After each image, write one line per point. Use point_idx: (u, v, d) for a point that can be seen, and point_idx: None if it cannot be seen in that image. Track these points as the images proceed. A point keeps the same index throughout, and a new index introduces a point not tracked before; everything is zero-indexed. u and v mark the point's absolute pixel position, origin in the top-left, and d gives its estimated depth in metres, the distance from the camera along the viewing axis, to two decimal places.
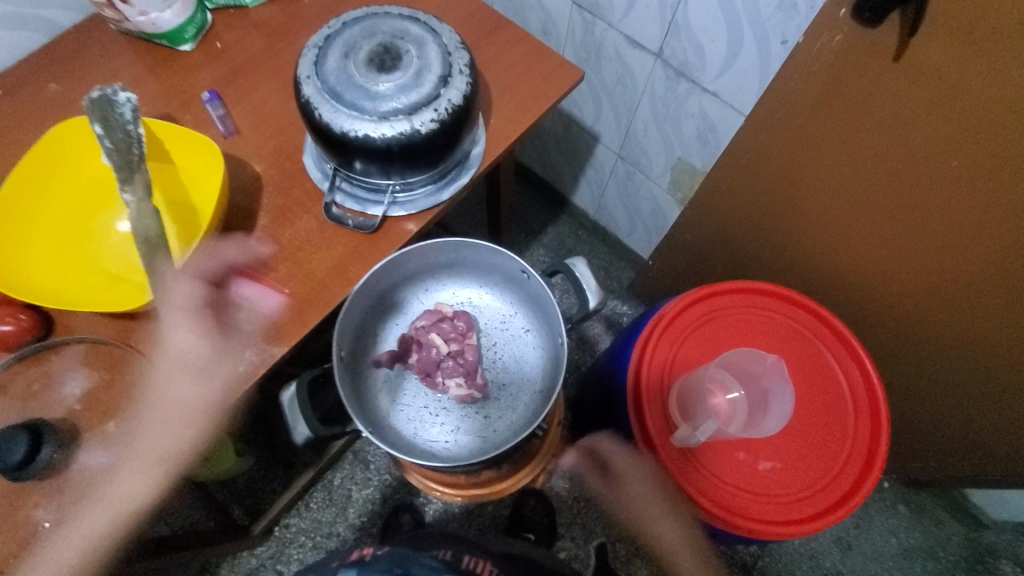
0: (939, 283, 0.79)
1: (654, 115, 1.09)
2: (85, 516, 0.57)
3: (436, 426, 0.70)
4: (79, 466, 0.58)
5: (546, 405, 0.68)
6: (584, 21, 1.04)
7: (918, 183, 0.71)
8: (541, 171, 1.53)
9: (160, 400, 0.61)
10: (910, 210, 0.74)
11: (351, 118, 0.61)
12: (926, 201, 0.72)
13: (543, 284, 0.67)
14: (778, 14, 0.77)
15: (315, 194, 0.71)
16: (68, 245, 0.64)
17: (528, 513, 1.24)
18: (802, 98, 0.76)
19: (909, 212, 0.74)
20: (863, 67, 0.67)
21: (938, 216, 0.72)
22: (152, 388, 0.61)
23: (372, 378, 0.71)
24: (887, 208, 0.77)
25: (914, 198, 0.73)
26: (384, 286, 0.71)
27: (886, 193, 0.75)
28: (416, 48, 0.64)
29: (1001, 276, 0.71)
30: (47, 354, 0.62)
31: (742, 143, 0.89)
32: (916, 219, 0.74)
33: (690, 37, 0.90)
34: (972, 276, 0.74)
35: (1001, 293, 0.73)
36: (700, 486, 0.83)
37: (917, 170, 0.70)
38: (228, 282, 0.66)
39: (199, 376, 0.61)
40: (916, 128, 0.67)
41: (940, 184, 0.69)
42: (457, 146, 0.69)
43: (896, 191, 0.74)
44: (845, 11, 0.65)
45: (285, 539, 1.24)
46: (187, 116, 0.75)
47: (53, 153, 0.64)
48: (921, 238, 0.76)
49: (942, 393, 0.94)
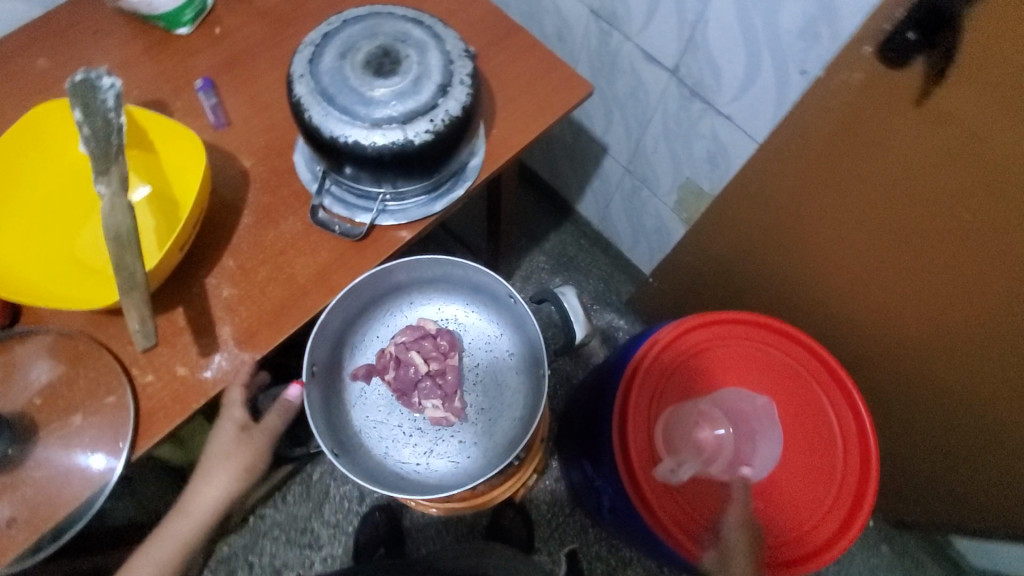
0: (943, 337, 0.76)
1: (665, 132, 1.06)
2: (38, 514, 0.56)
3: (409, 447, 0.68)
4: (35, 463, 0.57)
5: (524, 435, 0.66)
6: (600, 30, 1.01)
7: (928, 234, 0.68)
8: (547, 177, 1.49)
9: (221, 465, 0.61)
10: (919, 260, 0.71)
11: (343, 123, 0.58)
12: (936, 252, 0.68)
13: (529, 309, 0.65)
14: (799, 43, 0.74)
15: (304, 195, 0.68)
16: (42, 232, 0.62)
17: (507, 525, 1.22)
18: (817, 132, 0.73)
19: (916, 263, 0.72)
20: (882, 109, 0.64)
21: (945, 269, 0.69)
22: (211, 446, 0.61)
23: (347, 391, 0.69)
24: (893, 256, 0.74)
25: (920, 248, 0.70)
26: (366, 298, 0.68)
27: (894, 241, 0.72)
28: (417, 53, 0.61)
29: (1007, 337, 0.69)
30: (13, 342, 0.60)
31: (752, 172, 0.86)
32: (922, 269, 0.71)
33: (708, 58, 0.87)
34: (975, 332, 0.71)
35: (1007, 354, 0.70)
36: (680, 523, 0.80)
37: (928, 220, 0.67)
38: (205, 281, 0.64)
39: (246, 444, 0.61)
40: (930, 178, 0.64)
41: (951, 237, 0.66)
42: (454, 157, 0.66)
43: (903, 240, 0.71)
44: (868, 49, 0.62)
45: (259, 531, 1.23)
46: (178, 103, 0.72)
47: (31, 137, 0.62)
48: (926, 289, 0.73)
49: (938, 444, 0.92)
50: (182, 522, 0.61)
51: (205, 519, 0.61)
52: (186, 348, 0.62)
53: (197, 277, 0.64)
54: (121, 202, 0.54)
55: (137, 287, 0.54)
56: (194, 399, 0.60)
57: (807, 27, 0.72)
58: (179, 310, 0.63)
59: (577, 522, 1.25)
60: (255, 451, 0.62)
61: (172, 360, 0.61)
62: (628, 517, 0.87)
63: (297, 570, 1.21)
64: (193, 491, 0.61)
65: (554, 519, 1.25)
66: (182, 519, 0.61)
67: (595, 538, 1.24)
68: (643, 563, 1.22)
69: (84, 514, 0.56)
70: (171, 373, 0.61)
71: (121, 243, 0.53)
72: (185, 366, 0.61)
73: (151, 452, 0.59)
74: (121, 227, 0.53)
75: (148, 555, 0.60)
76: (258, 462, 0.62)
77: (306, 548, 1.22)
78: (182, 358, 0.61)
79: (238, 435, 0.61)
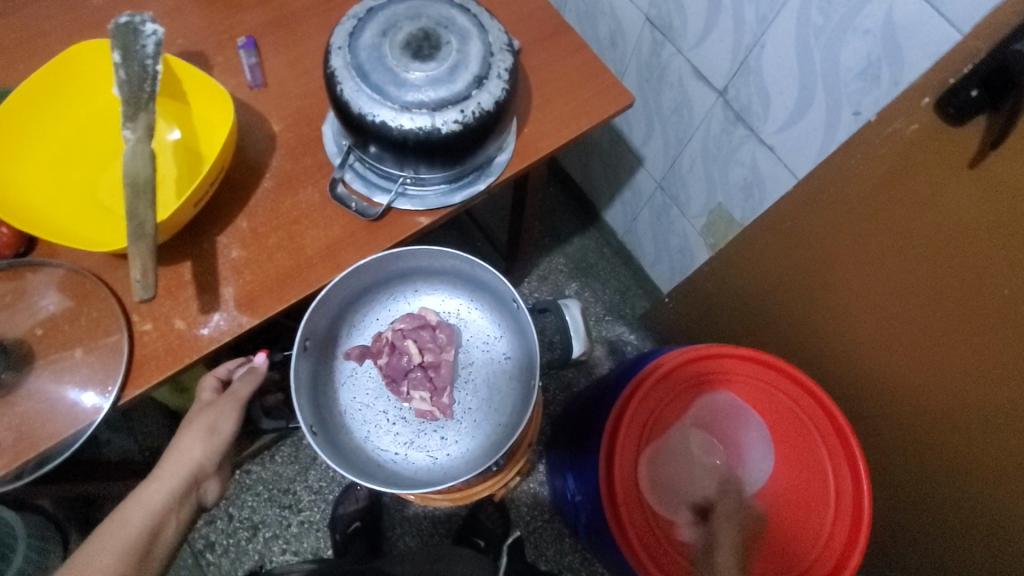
0: (951, 411, 0.74)
1: (704, 153, 1.03)
2: (21, 443, 0.57)
3: (390, 436, 0.68)
4: (26, 392, 0.58)
5: (506, 442, 0.65)
6: (654, 40, 0.98)
7: (954, 305, 0.65)
8: (579, 180, 1.47)
9: (192, 429, 0.62)
10: (941, 330, 0.69)
11: (373, 101, 0.58)
12: (965, 320, 0.65)
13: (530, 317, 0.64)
14: (856, 82, 0.71)
15: (326, 167, 0.68)
16: (67, 168, 0.63)
17: (483, 520, 1.21)
18: (860, 180, 0.69)
19: (937, 332, 0.69)
20: (928, 166, 0.61)
21: (963, 343, 0.67)
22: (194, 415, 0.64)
23: (338, 369, 0.69)
24: (915, 320, 0.71)
25: (943, 318, 0.67)
26: (371, 279, 0.68)
27: (918, 307, 0.70)
28: (457, 41, 0.59)
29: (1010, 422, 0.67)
30: (24, 271, 0.61)
31: (784, 209, 0.83)
32: (942, 339, 0.69)
33: (759, 84, 0.83)
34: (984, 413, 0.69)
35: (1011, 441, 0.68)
36: (655, 555, 0.79)
37: (956, 291, 0.64)
38: (216, 239, 0.64)
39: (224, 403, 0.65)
40: (968, 248, 0.61)
41: (979, 312, 0.63)
42: (480, 151, 0.65)
43: (927, 308, 0.69)
44: (928, 100, 0.58)
45: (242, 484, 1.25)
46: (219, 58, 0.72)
47: (68, 73, 0.63)
48: (942, 359, 0.71)
49: (921, 523, 0.89)
50: (152, 489, 0.57)
51: (175, 482, 0.58)
52: (187, 303, 0.62)
53: (208, 233, 0.64)
54: (143, 149, 0.54)
55: (145, 237, 0.54)
56: (186, 354, 0.60)
57: (867, 68, 0.69)
58: (187, 264, 0.63)
59: (554, 530, 1.24)
60: (221, 414, 0.64)
61: (171, 312, 0.62)
62: (603, 535, 0.87)
63: (273, 529, 1.22)
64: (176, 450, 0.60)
65: (532, 522, 1.24)
66: (154, 484, 0.57)
67: (569, 549, 1.23)
68: None
69: (67, 448, 0.57)
70: (169, 326, 0.61)
71: (137, 191, 0.53)
72: (183, 320, 0.61)
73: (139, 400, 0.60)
74: (140, 174, 0.53)
75: (116, 521, 0.53)
76: (224, 423, 0.64)
77: (284, 509, 1.24)
78: (181, 312, 0.62)
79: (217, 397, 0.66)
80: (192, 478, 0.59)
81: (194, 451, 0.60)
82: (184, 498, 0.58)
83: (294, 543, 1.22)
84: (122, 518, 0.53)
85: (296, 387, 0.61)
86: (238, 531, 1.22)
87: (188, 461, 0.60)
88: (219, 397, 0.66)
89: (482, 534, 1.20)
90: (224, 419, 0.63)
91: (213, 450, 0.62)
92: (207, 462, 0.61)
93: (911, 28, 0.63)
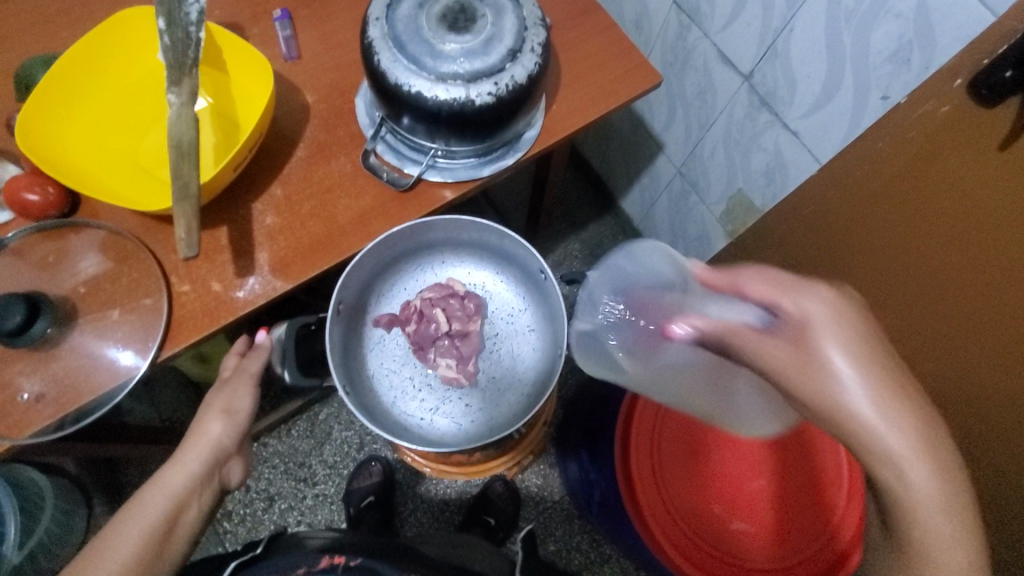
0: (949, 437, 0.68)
1: (726, 138, 1.03)
2: (64, 396, 0.59)
3: (416, 402, 0.72)
4: (69, 346, 0.61)
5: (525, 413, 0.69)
6: (680, 23, 0.98)
7: (969, 306, 0.61)
8: (597, 167, 1.47)
9: (210, 408, 0.62)
10: (953, 334, 0.64)
11: (409, 71, 0.59)
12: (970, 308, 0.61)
13: (557, 286, 0.67)
14: (886, 66, 0.71)
15: (358, 138, 0.69)
16: (108, 133, 0.65)
17: (494, 499, 1.22)
18: (886, 165, 0.67)
19: (948, 338, 0.64)
20: (954, 153, 0.59)
21: (975, 351, 0.62)
22: (213, 394, 0.63)
23: (366, 335, 0.72)
24: (923, 329, 0.67)
25: (956, 321, 0.63)
26: (404, 247, 0.70)
27: (931, 312, 0.65)
28: (492, 15, 0.60)
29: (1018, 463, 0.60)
30: (67, 232, 0.64)
31: (808, 194, 0.82)
32: (951, 347, 0.64)
33: (786, 67, 0.84)
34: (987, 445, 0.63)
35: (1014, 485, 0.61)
36: (675, 540, 0.81)
37: (970, 290, 0.60)
38: (252, 205, 0.66)
39: (233, 383, 0.64)
40: (986, 243, 0.58)
41: (989, 315, 0.59)
42: (509, 126, 0.66)
43: (938, 310, 0.65)
44: (960, 81, 0.58)
45: (259, 457, 1.27)
46: (254, 30, 0.74)
47: (110, 41, 0.65)
48: (945, 373, 0.66)
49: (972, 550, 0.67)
50: (171, 475, 0.56)
51: (195, 465, 0.57)
52: (223, 266, 0.64)
53: (244, 200, 0.66)
54: (187, 113, 0.56)
55: (189, 198, 0.56)
56: (223, 315, 0.62)
57: (898, 51, 0.69)
58: (223, 230, 0.65)
59: (564, 510, 1.26)
60: (237, 392, 0.63)
61: (208, 275, 0.64)
62: (617, 511, 0.89)
63: (288, 501, 1.25)
64: (196, 434, 0.59)
65: (542, 502, 1.26)
66: (174, 468, 0.56)
67: (578, 530, 1.24)
68: (622, 563, 1.23)
69: (106, 403, 0.60)
70: (206, 288, 0.63)
71: (182, 152, 0.55)
72: (219, 283, 0.63)
73: (176, 357, 0.63)
74: (184, 137, 0.55)
75: (133, 512, 0.53)
76: (240, 401, 0.63)
77: (300, 482, 1.26)
78: (218, 275, 0.64)
79: (228, 375, 0.65)
80: (214, 459, 0.59)
81: (212, 432, 0.60)
82: (205, 481, 0.57)
83: (309, 515, 1.25)
84: (139, 508, 0.53)
85: (331, 349, 0.65)
86: (255, 502, 1.24)
87: (210, 444, 0.59)
88: (235, 373, 0.65)
89: (491, 512, 1.21)
90: (239, 397, 0.63)
91: (232, 432, 0.61)
92: (226, 444, 0.60)
93: (944, 11, 0.63)
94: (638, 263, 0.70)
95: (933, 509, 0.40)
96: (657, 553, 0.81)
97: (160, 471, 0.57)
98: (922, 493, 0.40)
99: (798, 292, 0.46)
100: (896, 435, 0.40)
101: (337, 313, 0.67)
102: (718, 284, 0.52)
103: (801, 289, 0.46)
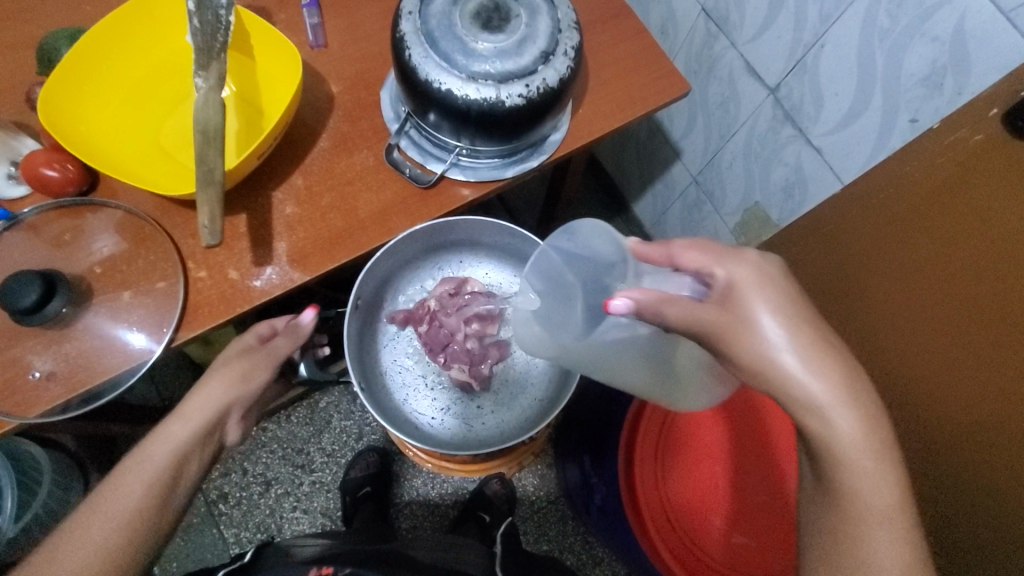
0: (932, 464, 0.68)
1: (746, 150, 1.02)
2: (74, 376, 0.59)
3: (428, 401, 0.77)
4: (81, 326, 0.60)
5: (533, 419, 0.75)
6: (708, 31, 0.97)
7: (970, 332, 0.60)
8: (610, 170, 1.46)
9: (221, 373, 0.59)
10: (951, 362, 0.63)
11: (440, 69, 0.58)
12: (981, 339, 0.59)
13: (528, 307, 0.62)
14: (918, 88, 0.70)
15: (382, 132, 0.69)
16: (130, 113, 0.65)
17: (489, 495, 1.22)
18: (912, 189, 0.66)
19: (954, 369, 0.63)
20: (984, 181, 0.58)
21: (966, 377, 0.61)
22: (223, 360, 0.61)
23: (381, 331, 0.77)
24: (928, 355, 0.66)
25: (954, 345, 0.62)
26: (424, 246, 0.73)
27: (930, 333, 0.65)
28: (527, 15, 0.59)
29: (1007, 503, 0.59)
30: (84, 210, 0.63)
31: (831, 212, 0.81)
32: (944, 372, 0.64)
33: (814, 82, 0.83)
34: (981, 477, 0.61)
35: (985, 516, 0.61)
36: (667, 540, 0.81)
37: (972, 317, 0.60)
38: (272, 194, 0.65)
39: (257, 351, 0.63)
40: (997, 271, 0.57)
41: (1000, 347, 0.57)
42: (536, 129, 0.65)
43: (936, 334, 0.64)
44: (996, 111, 0.56)
45: (257, 441, 1.27)
46: (282, 15, 0.72)
47: (136, 19, 0.64)
48: (946, 402, 0.64)
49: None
50: (173, 428, 0.54)
51: (199, 421, 0.55)
52: (242, 254, 0.63)
53: (265, 188, 0.66)
54: (215, 99, 0.56)
55: (213, 184, 0.56)
56: (238, 303, 0.62)
57: (932, 75, 0.68)
58: (242, 217, 0.65)
59: (559, 510, 1.26)
60: (252, 365, 0.60)
61: (226, 263, 0.63)
62: (618, 518, 0.89)
63: (285, 486, 1.25)
64: (200, 390, 0.57)
65: (537, 502, 1.26)
66: (175, 422, 0.55)
67: (571, 531, 1.25)
68: (614, 567, 1.23)
69: (118, 385, 0.59)
70: (223, 275, 0.63)
71: (208, 138, 0.55)
72: (236, 271, 0.63)
73: (189, 342, 0.62)
74: (211, 123, 0.55)
75: (135, 463, 0.51)
76: (257, 374, 0.61)
77: (297, 468, 1.26)
78: (235, 263, 0.63)
79: (253, 344, 0.64)
80: (213, 426, 0.56)
81: (216, 397, 0.57)
82: (208, 437, 0.56)
83: (305, 502, 1.25)
84: (140, 460, 0.52)
85: (349, 347, 0.68)
86: (251, 486, 1.24)
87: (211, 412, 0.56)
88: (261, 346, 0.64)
89: (489, 509, 1.20)
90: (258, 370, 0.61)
91: (235, 396, 0.59)
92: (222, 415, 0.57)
93: (980, 38, 0.62)
94: (578, 241, 0.55)
95: (862, 451, 0.43)
96: (646, 549, 0.82)
97: (156, 431, 0.54)
98: (849, 436, 0.43)
99: (727, 258, 0.48)
100: (820, 380, 0.43)
101: (355, 310, 0.71)
102: (653, 257, 0.53)
103: (730, 255, 0.48)
